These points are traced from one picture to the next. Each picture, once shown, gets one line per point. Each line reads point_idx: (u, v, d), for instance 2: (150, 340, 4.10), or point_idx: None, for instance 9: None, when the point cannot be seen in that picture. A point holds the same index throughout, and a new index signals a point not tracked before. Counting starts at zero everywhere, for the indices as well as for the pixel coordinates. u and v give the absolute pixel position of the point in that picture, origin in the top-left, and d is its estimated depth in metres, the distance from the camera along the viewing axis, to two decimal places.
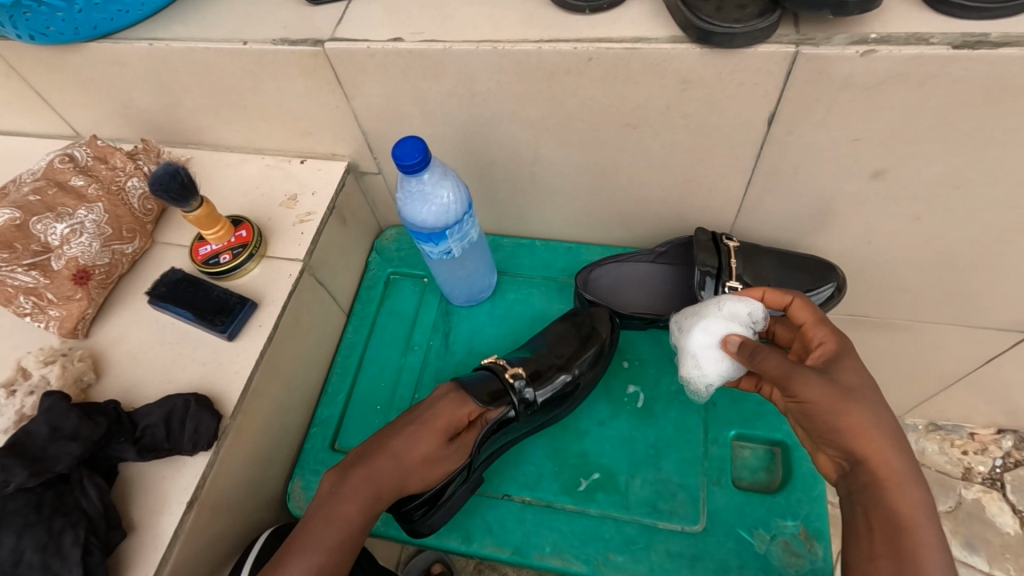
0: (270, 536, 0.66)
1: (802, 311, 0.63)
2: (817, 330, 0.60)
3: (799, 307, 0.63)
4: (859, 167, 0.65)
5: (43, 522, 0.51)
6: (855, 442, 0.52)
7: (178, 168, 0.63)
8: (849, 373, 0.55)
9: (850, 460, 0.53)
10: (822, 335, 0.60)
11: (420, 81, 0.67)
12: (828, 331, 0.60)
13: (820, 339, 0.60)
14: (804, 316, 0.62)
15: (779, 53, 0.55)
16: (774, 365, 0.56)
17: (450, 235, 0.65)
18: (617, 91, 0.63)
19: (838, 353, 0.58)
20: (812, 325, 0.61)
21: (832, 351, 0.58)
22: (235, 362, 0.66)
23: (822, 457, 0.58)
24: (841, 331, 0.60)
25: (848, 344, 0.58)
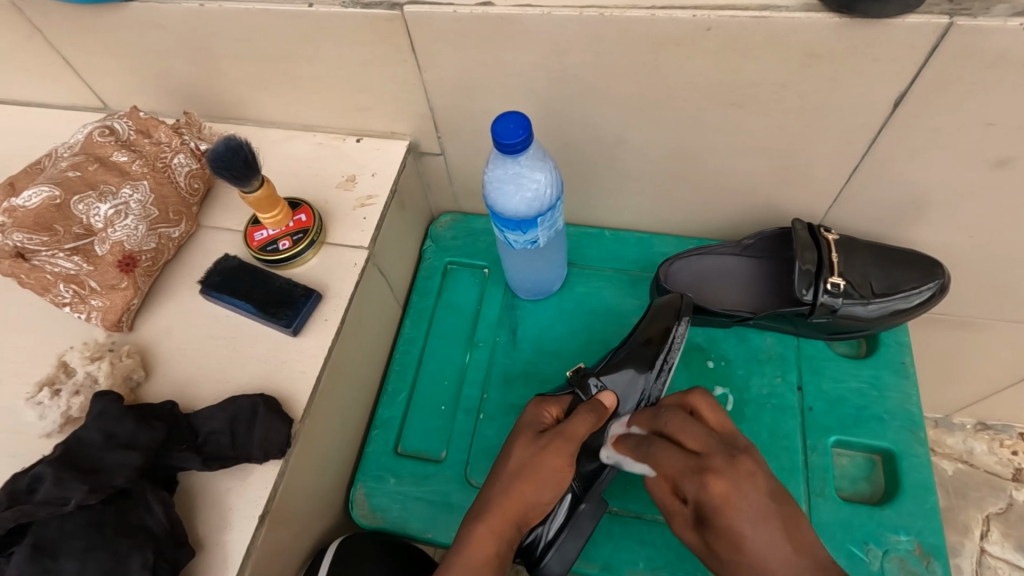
0: (339, 551, 0.61)
1: (674, 457, 0.49)
2: (687, 483, 0.47)
3: (671, 448, 0.51)
4: (981, 157, 0.60)
5: (107, 545, 0.46)
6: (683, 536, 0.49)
7: (242, 143, 0.56)
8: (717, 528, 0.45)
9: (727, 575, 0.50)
10: (704, 475, 0.46)
11: (505, 52, 0.60)
12: (731, 458, 0.46)
13: (701, 483, 0.46)
14: (700, 431, 0.50)
15: (929, 25, 0.49)
16: (661, 468, 0.50)
17: (541, 223, 0.60)
18: (731, 66, 0.56)
19: (716, 505, 0.45)
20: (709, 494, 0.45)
21: (717, 496, 0.45)
22: (300, 361, 0.60)
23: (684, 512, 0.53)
24: (735, 479, 0.45)
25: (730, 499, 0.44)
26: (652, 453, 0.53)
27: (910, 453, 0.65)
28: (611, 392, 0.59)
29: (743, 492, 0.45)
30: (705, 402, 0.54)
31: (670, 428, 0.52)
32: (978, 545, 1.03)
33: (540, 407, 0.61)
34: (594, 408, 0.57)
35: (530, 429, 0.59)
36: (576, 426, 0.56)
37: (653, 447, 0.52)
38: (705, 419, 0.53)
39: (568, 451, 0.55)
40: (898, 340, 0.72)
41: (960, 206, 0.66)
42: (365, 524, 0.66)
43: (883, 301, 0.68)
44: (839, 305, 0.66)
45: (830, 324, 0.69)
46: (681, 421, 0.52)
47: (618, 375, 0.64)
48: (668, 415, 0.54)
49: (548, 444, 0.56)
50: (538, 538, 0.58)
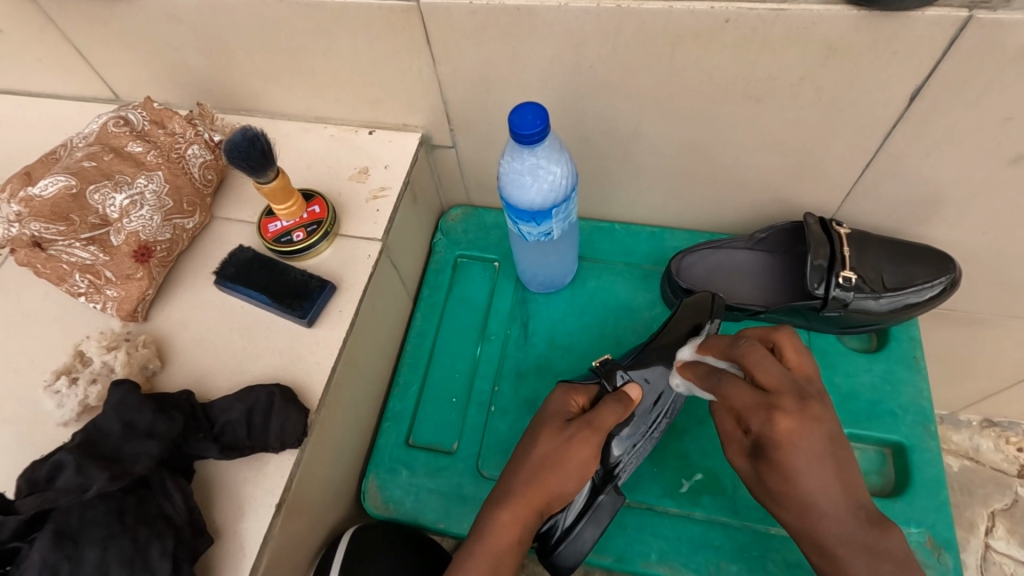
0: (352, 542, 0.61)
1: (763, 374, 0.49)
2: (754, 421, 0.48)
3: (742, 379, 0.50)
4: (996, 152, 0.59)
5: (128, 533, 0.46)
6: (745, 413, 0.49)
7: (258, 134, 0.56)
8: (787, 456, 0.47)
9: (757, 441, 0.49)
10: (772, 414, 0.47)
11: (521, 45, 0.60)
12: (770, 412, 0.47)
13: (769, 419, 0.47)
14: (778, 371, 0.49)
15: (949, 19, 0.49)
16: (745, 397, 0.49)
17: (555, 215, 0.60)
18: (748, 58, 0.56)
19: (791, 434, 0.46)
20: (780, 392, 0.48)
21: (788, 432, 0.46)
22: (315, 352, 0.60)
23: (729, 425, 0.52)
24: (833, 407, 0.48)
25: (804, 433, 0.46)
26: (739, 352, 0.52)
27: (922, 447, 0.65)
28: (638, 387, 0.59)
29: (808, 434, 0.47)
30: (791, 343, 0.53)
31: (743, 360, 0.51)
32: (983, 541, 1.03)
33: (565, 396, 0.60)
34: (621, 399, 0.57)
35: (555, 418, 0.59)
36: (604, 417, 0.56)
37: (725, 378, 0.51)
38: (783, 358, 0.53)
39: (593, 442, 0.55)
40: (909, 334, 0.72)
41: (973, 201, 0.66)
42: (378, 515, 0.67)
43: (895, 295, 0.68)
44: (851, 298, 0.66)
45: (842, 318, 0.69)
46: (761, 355, 0.50)
47: (646, 370, 0.63)
48: (749, 343, 0.52)
49: (575, 435, 0.56)
50: (556, 525, 0.58)
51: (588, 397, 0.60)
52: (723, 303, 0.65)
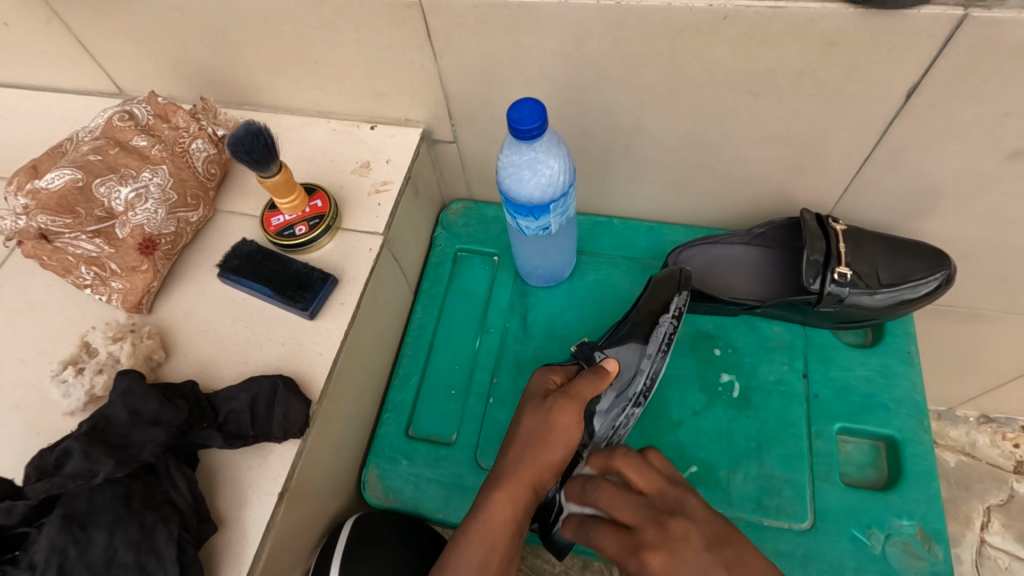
0: (354, 530, 0.62)
1: (611, 537, 0.52)
2: (629, 564, 0.49)
3: (605, 525, 0.53)
4: (992, 148, 0.60)
5: (135, 518, 0.47)
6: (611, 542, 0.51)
7: (262, 128, 0.57)
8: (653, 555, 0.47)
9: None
10: (641, 554, 0.48)
11: (522, 40, 0.60)
12: (660, 523, 0.49)
13: (642, 561, 0.48)
14: (628, 503, 0.52)
15: (944, 15, 0.50)
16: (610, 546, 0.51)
17: (552, 210, 0.60)
18: (747, 54, 0.57)
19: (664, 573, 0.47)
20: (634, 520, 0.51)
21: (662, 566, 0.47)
22: (318, 343, 0.61)
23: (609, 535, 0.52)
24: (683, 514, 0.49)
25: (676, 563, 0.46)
26: (593, 498, 0.54)
27: (915, 441, 0.66)
28: (613, 360, 0.63)
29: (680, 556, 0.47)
30: (630, 466, 0.54)
31: (601, 504, 0.54)
32: (979, 536, 1.04)
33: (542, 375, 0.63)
34: (596, 370, 0.61)
35: (536, 395, 0.61)
36: (580, 386, 0.60)
37: (592, 530, 0.53)
38: (630, 482, 0.54)
39: (573, 411, 0.58)
40: (904, 329, 0.73)
41: (970, 197, 0.67)
42: (377, 504, 0.68)
43: (890, 291, 0.68)
44: (846, 294, 0.67)
45: (838, 313, 0.70)
46: (612, 492, 0.53)
47: (622, 347, 0.66)
48: (595, 487, 0.55)
49: (555, 404, 0.58)
50: (555, 498, 0.60)
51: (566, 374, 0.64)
52: (690, 276, 0.69)
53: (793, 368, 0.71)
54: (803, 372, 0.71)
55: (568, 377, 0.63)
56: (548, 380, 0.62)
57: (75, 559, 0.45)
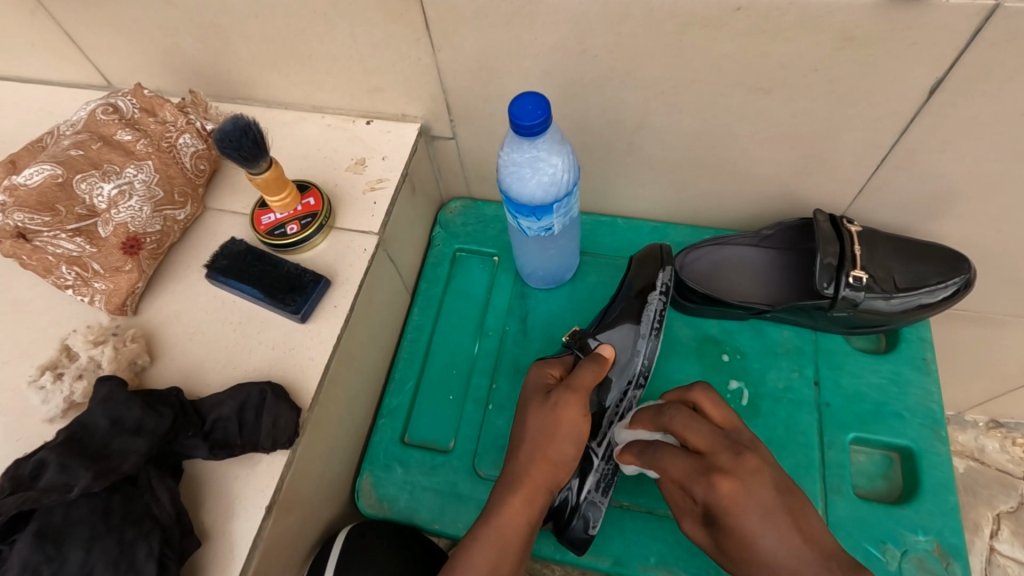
0: (347, 541, 0.60)
1: (677, 459, 0.51)
2: (694, 486, 0.48)
3: (676, 450, 0.51)
4: (1017, 149, 0.57)
5: (113, 533, 0.45)
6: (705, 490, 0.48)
7: (250, 122, 0.55)
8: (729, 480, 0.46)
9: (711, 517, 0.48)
10: (711, 478, 0.47)
11: (524, 32, 0.58)
12: (737, 450, 0.48)
13: (710, 485, 0.47)
14: (705, 428, 0.51)
15: (972, 7, 0.47)
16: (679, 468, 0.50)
17: (557, 209, 0.58)
18: (760, 47, 0.54)
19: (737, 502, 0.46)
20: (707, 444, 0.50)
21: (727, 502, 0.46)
22: (309, 348, 0.58)
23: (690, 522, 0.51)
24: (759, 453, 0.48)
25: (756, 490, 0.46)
26: (652, 458, 0.53)
27: (931, 452, 0.63)
28: (610, 345, 0.60)
29: (753, 492, 0.46)
30: (707, 397, 0.54)
31: (675, 427, 0.52)
32: (987, 543, 1.02)
33: (540, 370, 0.62)
34: (594, 356, 0.58)
35: (537, 391, 0.59)
36: (582, 376, 0.57)
37: (660, 450, 0.52)
38: (704, 416, 0.54)
39: (579, 402, 0.55)
40: (919, 335, 0.70)
41: (989, 199, 0.64)
42: (371, 514, 0.65)
43: (906, 296, 0.66)
44: (861, 298, 0.64)
45: (851, 318, 0.67)
46: (686, 416, 0.52)
47: (615, 331, 0.63)
48: (671, 410, 0.54)
49: (558, 399, 0.56)
50: (567, 498, 0.60)
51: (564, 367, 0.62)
52: (670, 250, 0.67)
53: (803, 375, 0.69)
54: (814, 379, 0.68)
55: (566, 369, 0.62)
56: (546, 374, 0.60)
57: None
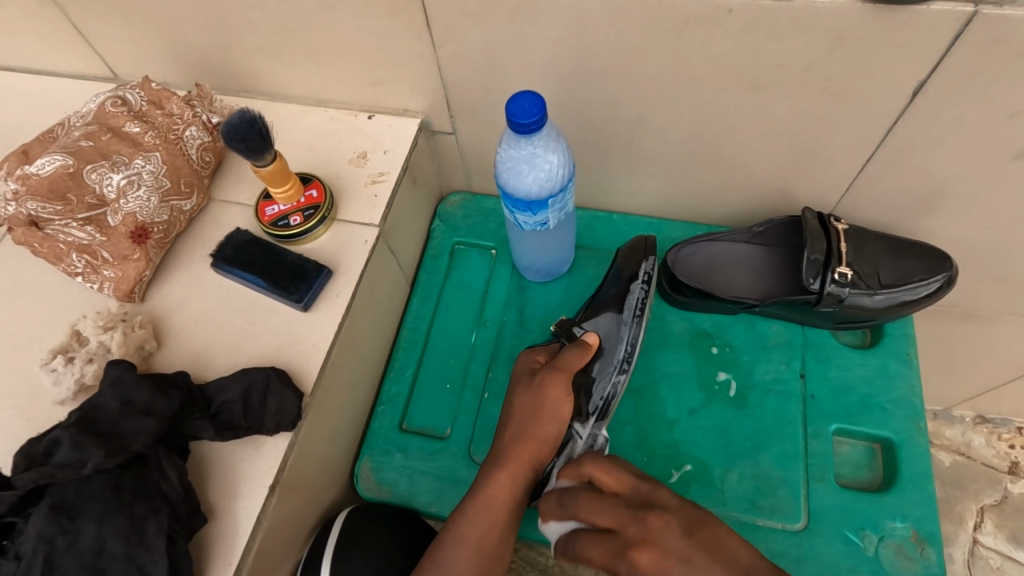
0: (346, 522, 0.62)
1: (597, 546, 0.50)
2: (617, 567, 0.48)
3: (591, 537, 0.51)
4: (998, 149, 0.59)
5: (124, 509, 0.47)
6: (641, 560, 0.47)
7: (256, 116, 0.56)
8: (646, 550, 0.47)
9: None
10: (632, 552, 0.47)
11: (523, 29, 0.59)
12: (641, 517, 0.49)
13: (631, 562, 0.47)
14: (608, 507, 0.51)
15: (954, 13, 0.48)
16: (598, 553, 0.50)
17: (552, 204, 0.60)
18: (752, 48, 0.56)
19: (655, 573, 0.46)
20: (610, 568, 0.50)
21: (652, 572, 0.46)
22: (311, 335, 0.60)
23: (597, 545, 0.50)
24: (643, 511, 0.49)
25: (667, 538, 0.47)
26: (572, 510, 0.53)
27: (911, 443, 0.66)
28: (594, 332, 0.63)
29: (671, 548, 0.47)
30: (598, 466, 0.55)
31: (580, 514, 0.53)
32: (971, 536, 1.05)
33: (528, 357, 0.64)
34: (578, 341, 0.62)
35: (524, 374, 0.62)
36: (567, 359, 0.60)
37: (576, 544, 0.52)
38: (604, 488, 0.54)
39: (562, 383, 0.59)
40: (904, 330, 0.72)
41: (974, 197, 0.66)
42: (370, 497, 0.68)
43: (890, 292, 0.68)
44: (846, 294, 0.66)
45: (837, 313, 0.69)
46: (590, 498, 0.53)
47: (599, 318, 0.66)
48: (572, 500, 0.54)
49: (543, 381, 0.60)
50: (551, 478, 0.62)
51: (550, 353, 0.65)
52: (654, 242, 0.69)
53: (790, 367, 0.71)
54: (801, 372, 0.70)
55: (553, 353, 0.65)
56: (532, 358, 0.64)
57: (63, 549, 0.45)
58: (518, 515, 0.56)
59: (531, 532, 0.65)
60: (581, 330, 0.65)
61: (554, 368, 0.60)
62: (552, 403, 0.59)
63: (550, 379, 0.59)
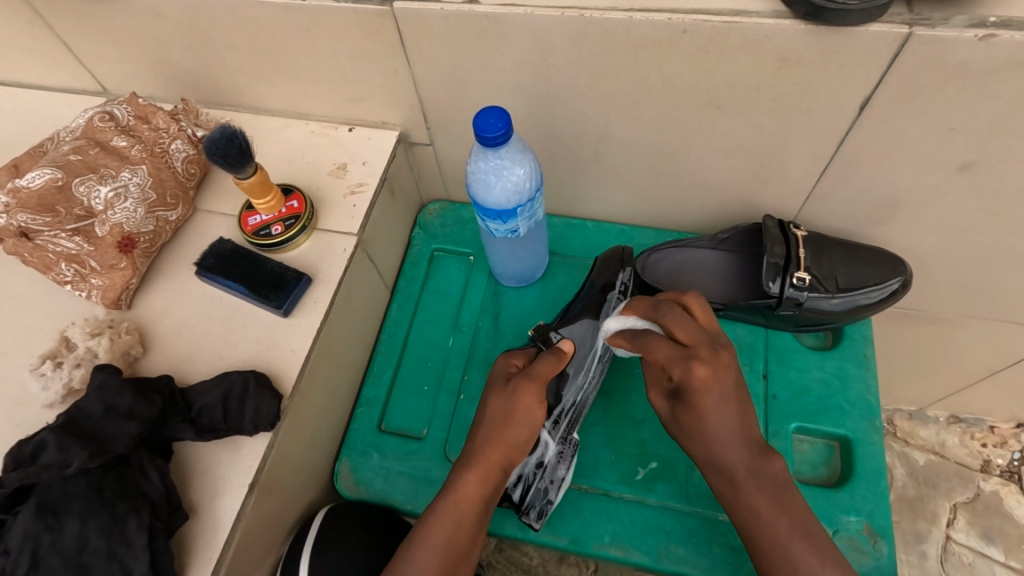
0: (325, 519, 0.65)
1: (666, 348, 0.57)
2: (673, 369, 0.56)
3: (664, 339, 0.58)
4: (944, 159, 0.62)
5: (107, 507, 0.49)
6: (698, 373, 0.55)
7: (236, 132, 0.59)
8: (704, 367, 0.55)
9: (687, 388, 0.56)
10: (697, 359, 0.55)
11: (491, 49, 0.62)
12: (694, 355, 0.56)
13: (688, 371, 0.55)
14: (686, 326, 0.58)
15: (890, 35, 0.51)
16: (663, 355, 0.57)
17: (519, 214, 0.63)
18: (707, 66, 0.59)
19: (704, 381, 0.55)
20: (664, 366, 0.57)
21: (701, 382, 0.55)
22: (290, 341, 0.63)
23: (682, 334, 0.57)
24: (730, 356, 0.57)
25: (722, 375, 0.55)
26: (660, 316, 0.59)
27: (867, 440, 0.69)
28: (568, 340, 0.66)
29: (721, 380, 0.55)
30: (700, 304, 0.60)
31: (667, 322, 0.58)
32: (944, 533, 1.08)
33: (505, 361, 0.67)
34: (553, 350, 0.64)
35: (498, 378, 0.64)
36: (540, 367, 0.62)
37: (651, 340, 0.58)
38: (694, 314, 0.60)
39: (535, 390, 0.61)
40: (862, 333, 0.75)
41: (926, 206, 0.69)
42: (349, 495, 0.70)
43: (846, 296, 0.71)
44: (804, 298, 0.69)
45: (797, 317, 0.72)
46: (677, 314, 0.58)
47: (576, 324, 0.70)
48: (668, 307, 0.59)
49: (517, 386, 0.62)
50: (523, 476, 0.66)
51: (526, 358, 0.67)
52: (630, 252, 0.73)
53: (753, 369, 0.74)
54: (763, 373, 0.73)
55: (530, 358, 0.67)
56: (507, 363, 0.66)
57: (48, 546, 0.47)
58: (485, 514, 0.59)
59: (502, 528, 0.67)
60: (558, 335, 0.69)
61: (527, 376, 0.62)
62: (525, 410, 0.61)
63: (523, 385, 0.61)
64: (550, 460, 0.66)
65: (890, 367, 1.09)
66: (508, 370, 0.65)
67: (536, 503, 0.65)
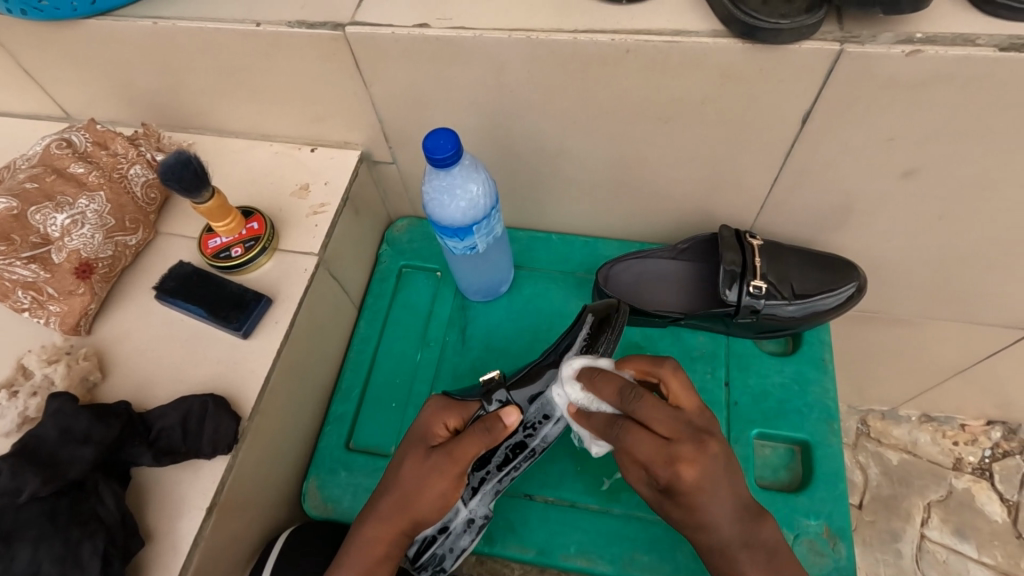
0: (289, 539, 0.65)
1: (643, 443, 0.52)
2: (660, 473, 0.51)
3: (641, 431, 0.53)
4: (888, 168, 0.64)
5: (60, 533, 0.49)
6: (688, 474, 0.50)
7: (191, 156, 0.59)
8: (684, 477, 0.51)
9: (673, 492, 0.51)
10: (699, 441, 0.52)
11: (445, 69, 0.63)
12: (697, 444, 0.51)
13: (675, 472, 0.51)
14: (667, 416, 0.53)
15: (823, 52, 0.53)
16: (646, 449, 0.52)
17: (477, 230, 0.64)
18: (652, 84, 0.60)
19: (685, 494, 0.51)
20: (656, 461, 0.52)
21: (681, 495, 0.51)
22: (250, 361, 0.63)
23: (691, 471, 0.50)
24: (705, 478, 0.51)
25: (707, 475, 0.51)
26: (633, 406, 0.53)
27: (825, 443, 0.70)
28: (513, 409, 0.57)
29: (709, 474, 0.51)
30: (677, 376, 0.57)
31: (641, 413, 0.53)
32: (919, 531, 1.09)
33: (436, 419, 0.61)
34: (488, 428, 0.56)
35: (419, 442, 0.60)
36: (465, 446, 0.57)
37: (626, 432, 0.53)
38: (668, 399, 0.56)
39: (449, 472, 0.57)
40: (821, 338, 0.77)
41: (877, 212, 0.71)
42: (316, 514, 0.71)
43: (802, 303, 0.72)
44: (761, 306, 0.71)
45: (756, 324, 0.74)
46: (652, 406, 0.53)
47: (528, 385, 0.63)
48: (639, 398, 0.53)
49: (435, 465, 0.57)
50: (424, 542, 0.63)
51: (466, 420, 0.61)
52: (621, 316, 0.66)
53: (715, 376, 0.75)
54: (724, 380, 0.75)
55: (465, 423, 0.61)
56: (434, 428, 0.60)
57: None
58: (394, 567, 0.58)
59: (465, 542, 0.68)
60: (506, 397, 0.62)
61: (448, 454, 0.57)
62: (434, 489, 0.57)
63: (465, 440, 0.57)
64: (457, 528, 0.63)
65: (860, 369, 1.11)
66: (434, 437, 0.60)
67: (428, 565, 0.64)
